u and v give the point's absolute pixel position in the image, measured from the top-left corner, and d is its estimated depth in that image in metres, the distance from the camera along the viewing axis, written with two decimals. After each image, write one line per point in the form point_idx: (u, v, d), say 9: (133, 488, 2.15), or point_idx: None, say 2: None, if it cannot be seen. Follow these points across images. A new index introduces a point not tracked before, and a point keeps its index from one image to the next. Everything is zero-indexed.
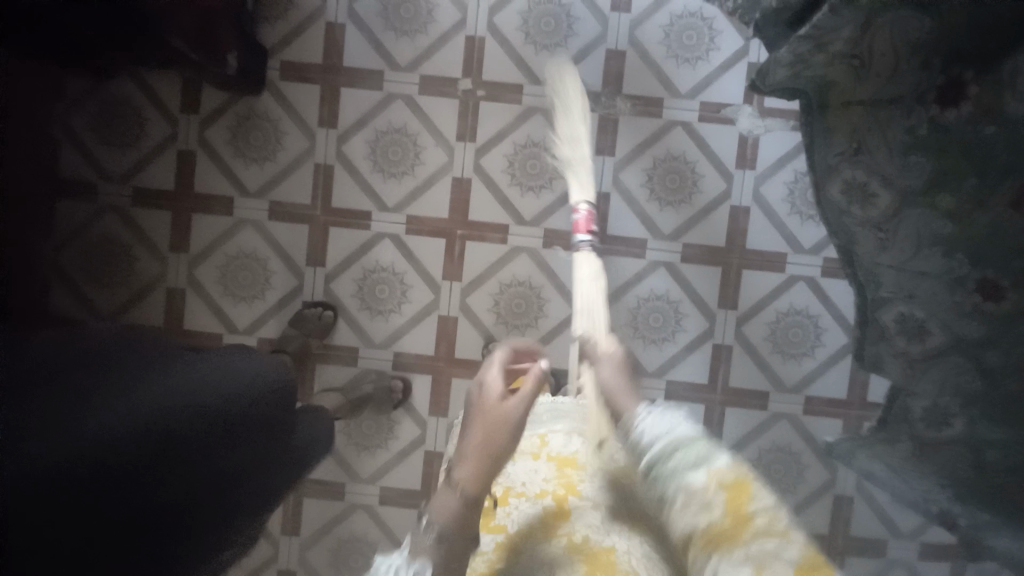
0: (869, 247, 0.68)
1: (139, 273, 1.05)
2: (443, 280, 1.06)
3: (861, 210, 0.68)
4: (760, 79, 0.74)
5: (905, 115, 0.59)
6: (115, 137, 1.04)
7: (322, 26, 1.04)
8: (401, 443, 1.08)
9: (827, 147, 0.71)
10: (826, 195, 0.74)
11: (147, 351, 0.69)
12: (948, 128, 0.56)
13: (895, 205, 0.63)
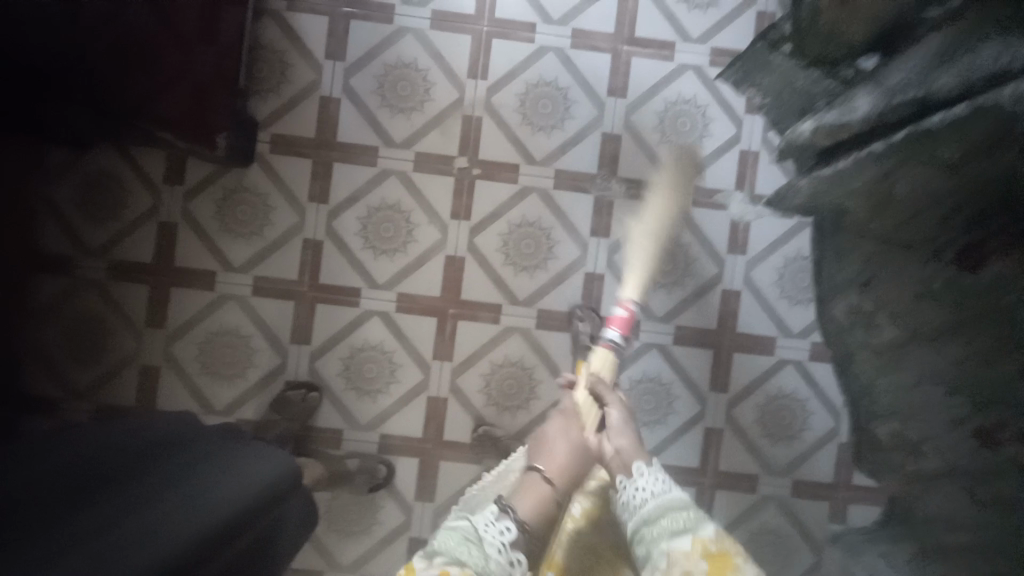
0: (870, 364, 0.66)
1: (114, 351, 1.01)
2: (433, 359, 1.03)
3: (865, 332, 0.65)
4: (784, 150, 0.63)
5: (920, 264, 0.53)
6: (96, 209, 1.00)
7: (317, 101, 1.02)
8: (384, 530, 1.02)
9: (838, 269, 0.67)
10: (831, 312, 0.72)
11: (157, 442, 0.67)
12: (963, 289, 0.48)
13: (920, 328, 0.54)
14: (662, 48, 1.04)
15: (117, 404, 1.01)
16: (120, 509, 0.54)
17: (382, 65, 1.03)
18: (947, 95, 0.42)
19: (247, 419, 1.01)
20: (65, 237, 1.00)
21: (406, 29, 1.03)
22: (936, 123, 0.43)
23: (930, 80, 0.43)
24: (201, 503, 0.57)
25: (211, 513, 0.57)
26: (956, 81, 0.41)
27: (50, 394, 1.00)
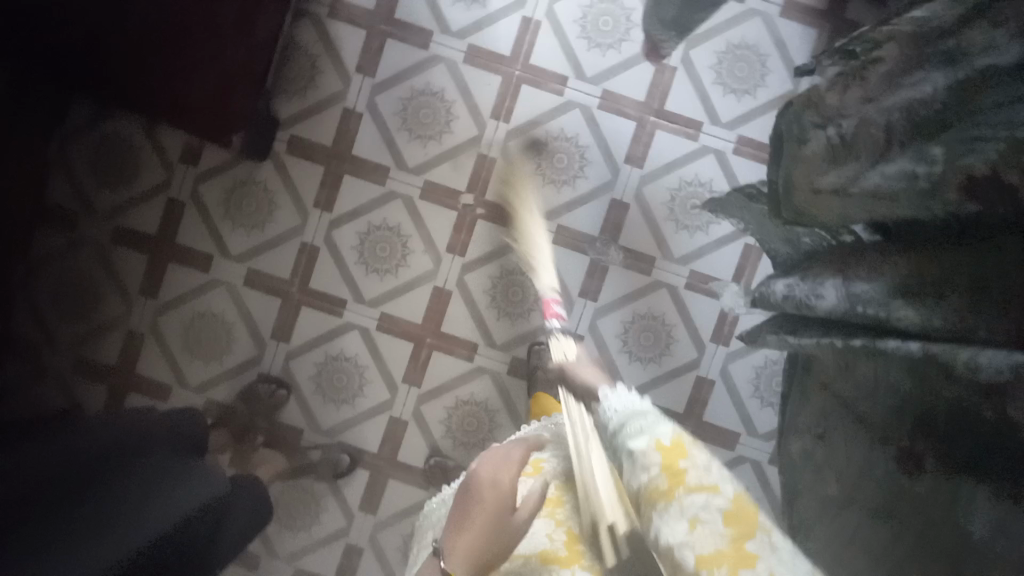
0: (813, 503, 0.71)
1: (103, 311, 1.06)
2: (402, 382, 1.06)
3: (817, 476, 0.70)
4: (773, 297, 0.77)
5: (878, 444, 0.57)
6: (111, 175, 1.05)
7: (340, 112, 1.04)
8: (323, 532, 1.06)
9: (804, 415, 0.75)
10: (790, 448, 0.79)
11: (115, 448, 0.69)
12: (916, 490, 0.52)
13: (833, 495, 0.65)
14: (688, 126, 1.04)
15: (98, 361, 1.06)
16: (109, 508, 0.61)
17: (409, 89, 1.04)
18: (905, 327, 0.49)
19: (216, 401, 1.05)
20: (78, 196, 1.05)
21: (440, 59, 1.03)
22: (890, 347, 0.51)
23: (892, 307, 0.51)
24: (168, 509, 0.64)
25: (178, 512, 0.65)
26: (915, 320, 0.48)
27: (36, 339, 1.05)
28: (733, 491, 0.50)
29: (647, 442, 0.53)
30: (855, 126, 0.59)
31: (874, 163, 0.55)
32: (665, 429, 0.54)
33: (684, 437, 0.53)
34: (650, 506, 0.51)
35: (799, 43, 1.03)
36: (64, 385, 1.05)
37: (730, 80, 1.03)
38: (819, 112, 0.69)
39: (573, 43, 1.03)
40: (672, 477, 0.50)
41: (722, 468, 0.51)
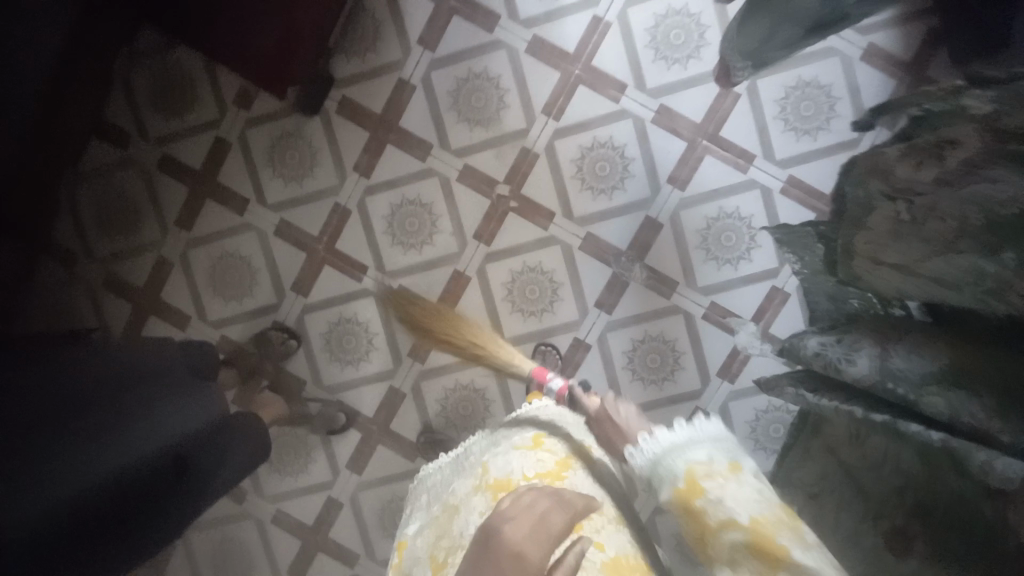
0: None
1: (139, 234, 1.10)
2: (407, 355, 1.09)
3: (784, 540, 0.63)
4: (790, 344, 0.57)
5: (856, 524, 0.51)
6: (166, 103, 1.07)
7: (394, 81, 1.04)
8: (309, 481, 1.11)
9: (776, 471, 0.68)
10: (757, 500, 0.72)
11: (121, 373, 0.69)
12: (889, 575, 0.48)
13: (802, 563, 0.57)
14: (739, 157, 1.01)
15: (127, 280, 1.11)
16: (106, 430, 0.64)
17: (467, 70, 1.03)
18: (929, 413, 0.41)
19: (230, 339, 1.10)
20: (134, 118, 1.08)
21: (503, 45, 1.02)
22: (912, 431, 0.42)
23: (924, 390, 0.42)
24: (161, 435, 0.69)
25: (172, 435, 0.70)
26: (943, 408, 0.40)
27: (74, 248, 1.10)
28: (751, 516, 0.51)
29: (669, 492, 0.60)
30: (934, 203, 0.42)
31: (900, 230, 0.45)
32: (692, 468, 0.60)
33: (700, 470, 0.59)
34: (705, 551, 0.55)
35: (874, 93, 1.00)
36: (93, 296, 1.11)
37: (794, 118, 1.01)
38: (886, 184, 0.46)
39: (640, 52, 1.01)
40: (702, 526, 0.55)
41: (749, 497, 0.53)
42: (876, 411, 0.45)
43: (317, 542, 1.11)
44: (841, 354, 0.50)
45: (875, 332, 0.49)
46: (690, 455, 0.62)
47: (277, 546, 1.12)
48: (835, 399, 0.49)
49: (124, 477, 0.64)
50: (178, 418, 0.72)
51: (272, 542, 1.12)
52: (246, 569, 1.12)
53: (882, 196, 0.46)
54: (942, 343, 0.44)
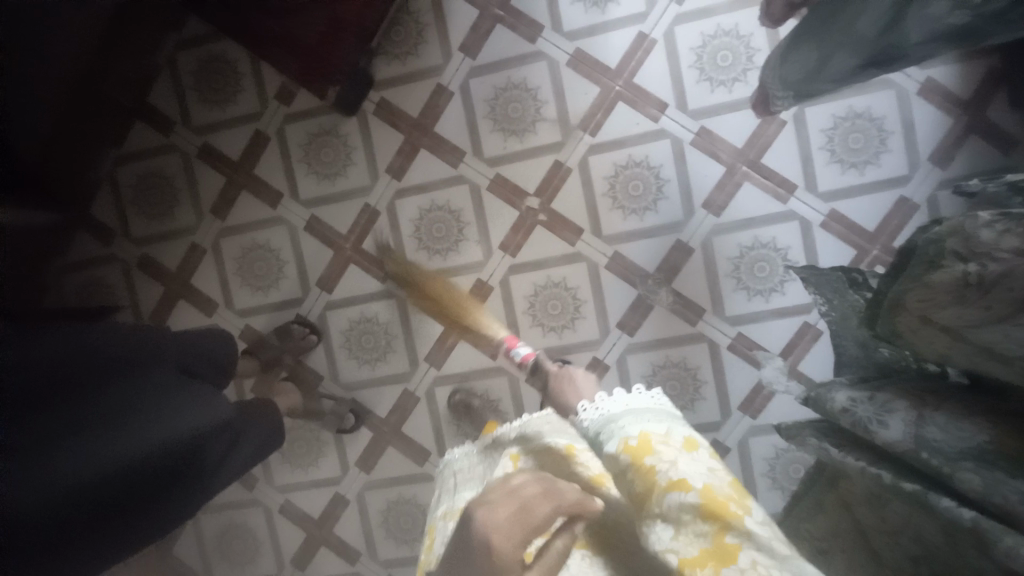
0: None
1: (175, 218, 1.13)
2: (424, 360, 1.09)
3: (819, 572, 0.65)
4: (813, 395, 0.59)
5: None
6: (210, 93, 1.10)
7: (432, 86, 1.04)
8: (318, 474, 1.12)
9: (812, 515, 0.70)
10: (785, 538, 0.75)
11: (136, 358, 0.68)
12: None
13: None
14: (779, 186, 0.98)
15: (160, 262, 1.14)
16: (112, 413, 0.62)
17: (505, 80, 1.02)
18: (964, 490, 0.43)
19: (253, 329, 1.12)
20: (178, 106, 1.11)
21: (543, 56, 1.01)
22: (943, 504, 0.44)
23: (958, 465, 0.44)
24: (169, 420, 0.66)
25: (185, 428, 0.68)
26: (978, 487, 0.42)
27: (113, 227, 1.14)
28: (703, 483, 0.46)
29: (617, 445, 0.54)
30: (1012, 270, 0.38)
31: (964, 294, 0.41)
32: (632, 432, 0.54)
33: (650, 436, 0.52)
34: (642, 520, 0.50)
35: (930, 129, 0.95)
36: (128, 276, 1.14)
37: (842, 150, 0.97)
38: (963, 246, 0.41)
39: (683, 72, 0.98)
40: (644, 480, 0.49)
41: (698, 470, 0.48)
42: (906, 479, 0.47)
43: (321, 536, 1.13)
44: (871, 413, 0.51)
45: (907, 394, 0.51)
46: (652, 420, 0.55)
47: (283, 534, 1.14)
48: (861, 463, 0.51)
49: (127, 468, 0.61)
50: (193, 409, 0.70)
51: (279, 531, 1.14)
52: (252, 554, 1.15)
53: (954, 255, 0.42)
54: (977, 416, 0.46)
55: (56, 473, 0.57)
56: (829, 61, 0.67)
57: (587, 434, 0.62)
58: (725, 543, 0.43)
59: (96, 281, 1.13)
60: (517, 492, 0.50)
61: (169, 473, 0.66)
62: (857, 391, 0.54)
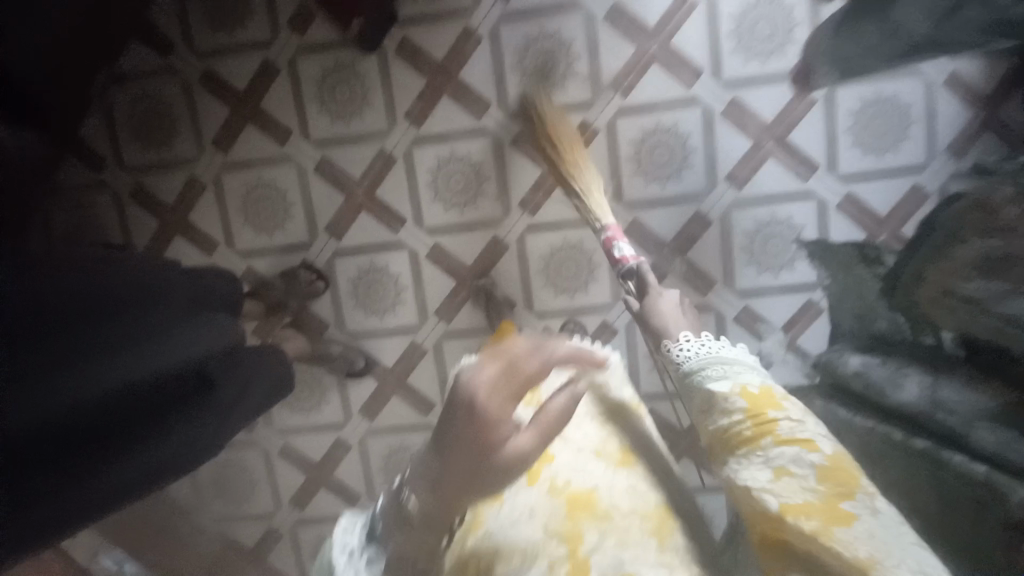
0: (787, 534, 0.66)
1: (173, 148, 1.06)
2: (433, 313, 1.07)
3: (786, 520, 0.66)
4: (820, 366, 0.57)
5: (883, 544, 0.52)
6: (217, 12, 1.01)
7: (460, 28, 0.99)
8: (319, 422, 1.12)
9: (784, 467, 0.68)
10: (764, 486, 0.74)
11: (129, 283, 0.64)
12: None
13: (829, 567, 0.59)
14: (802, 164, 0.99)
15: (155, 195, 1.07)
16: (137, 327, 0.60)
17: (538, 29, 0.98)
18: None
19: (256, 271, 1.08)
20: (179, 24, 1.02)
21: (580, 6, 0.97)
22: None
23: None
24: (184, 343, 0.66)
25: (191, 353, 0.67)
26: None
27: (105, 153, 1.06)
28: (831, 449, 0.53)
29: (732, 387, 0.59)
30: None
31: None
32: (752, 380, 0.60)
33: (772, 390, 0.59)
34: (732, 454, 0.57)
35: (950, 120, 0.96)
36: (120, 207, 1.07)
37: (864, 134, 0.97)
38: None
39: (721, 39, 0.96)
40: (760, 428, 0.56)
41: (818, 428, 0.56)
42: None
43: (320, 482, 1.13)
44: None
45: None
46: (757, 374, 0.61)
47: (280, 478, 1.14)
48: None
49: (142, 385, 0.58)
50: (194, 337, 0.69)
51: (277, 474, 1.14)
52: (247, 497, 1.14)
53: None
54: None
55: (87, 379, 0.52)
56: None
57: (683, 369, 0.65)
58: (841, 507, 0.50)
59: None
60: (505, 355, 0.53)
61: (170, 398, 0.63)
62: None
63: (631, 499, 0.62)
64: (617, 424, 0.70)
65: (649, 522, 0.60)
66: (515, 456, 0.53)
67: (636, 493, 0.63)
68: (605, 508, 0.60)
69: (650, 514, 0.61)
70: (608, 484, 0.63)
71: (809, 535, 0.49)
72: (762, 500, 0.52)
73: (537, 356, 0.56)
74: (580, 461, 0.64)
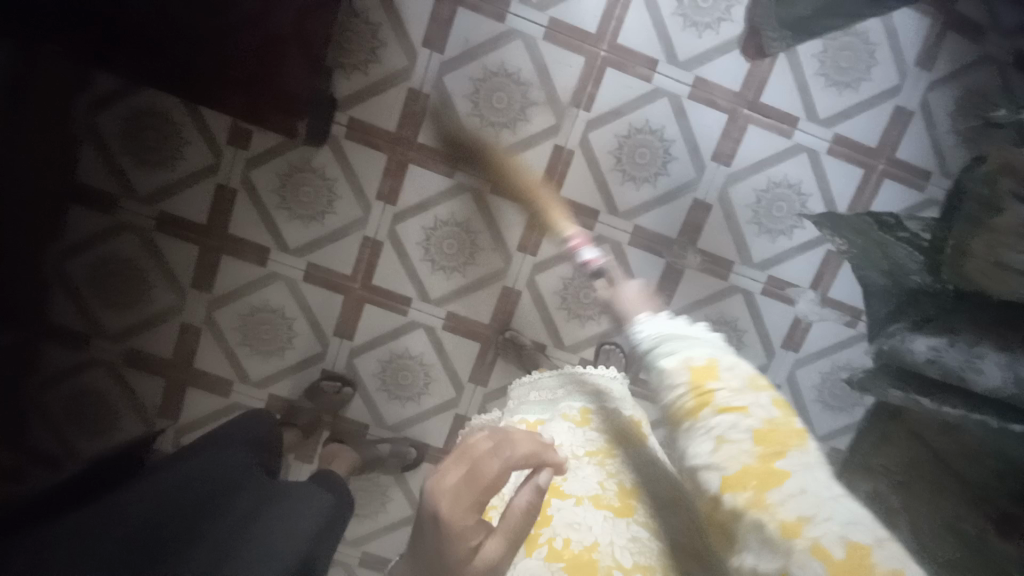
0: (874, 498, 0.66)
1: (153, 302, 1.01)
2: (468, 381, 1.05)
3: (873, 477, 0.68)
4: (886, 351, 0.63)
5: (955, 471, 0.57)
6: (151, 153, 0.95)
7: (404, 92, 0.94)
8: (389, 518, 1.09)
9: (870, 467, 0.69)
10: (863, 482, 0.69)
11: (200, 500, 0.59)
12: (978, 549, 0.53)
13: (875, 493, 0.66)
14: (783, 121, 0.96)
15: (151, 353, 1.02)
16: (219, 545, 0.54)
17: (482, 69, 0.94)
18: None
19: (279, 396, 1.04)
20: (115, 175, 0.96)
21: (517, 35, 0.93)
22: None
23: None
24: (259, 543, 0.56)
25: (293, 540, 0.58)
26: None
27: (84, 328, 1.01)
28: (768, 415, 0.41)
29: (677, 363, 0.45)
30: None
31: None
32: (694, 354, 0.45)
33: (708, 365, 0.43)
34: (675, 427, 0.44)
35: (911, 35, 0.97)
36: (118, 376, 1.02)
37: (833, 71, 0.96)
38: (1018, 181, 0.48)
39: (667, 23, 0.92)
40: (699, 398, 0.43)
41: (756, 401, 0.41)
42: (1013, 421, 0.49)
43: None
44: (960, 360, 0.53)
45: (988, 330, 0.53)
46: (708, 344, 0.46)
47: None
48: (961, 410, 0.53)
49: None
50: (290, 516, 0.61)
51: None
52: None
53: (1011, 196, 0.48)
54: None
55: None
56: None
57: (634, 352, 0.50)
58: (837, 562, 0.33)
59: (86, 388, 1.01)
60: (469, 449, 0.45)
61: None
62: (933, 337, 0.57)
63: (632, 554, 0.52)
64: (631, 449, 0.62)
65: None
66: (485, 569, 0.43)
67: (638, 544, 0.52)
68: (607, 567, 0.51)
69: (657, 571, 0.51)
70: (610, 538, 0.53)
71: (731, 514, 0.38)
72: (697, 470, 0.41)
73: (504, 453, 0.45)
74: (576, 515, 0.55)
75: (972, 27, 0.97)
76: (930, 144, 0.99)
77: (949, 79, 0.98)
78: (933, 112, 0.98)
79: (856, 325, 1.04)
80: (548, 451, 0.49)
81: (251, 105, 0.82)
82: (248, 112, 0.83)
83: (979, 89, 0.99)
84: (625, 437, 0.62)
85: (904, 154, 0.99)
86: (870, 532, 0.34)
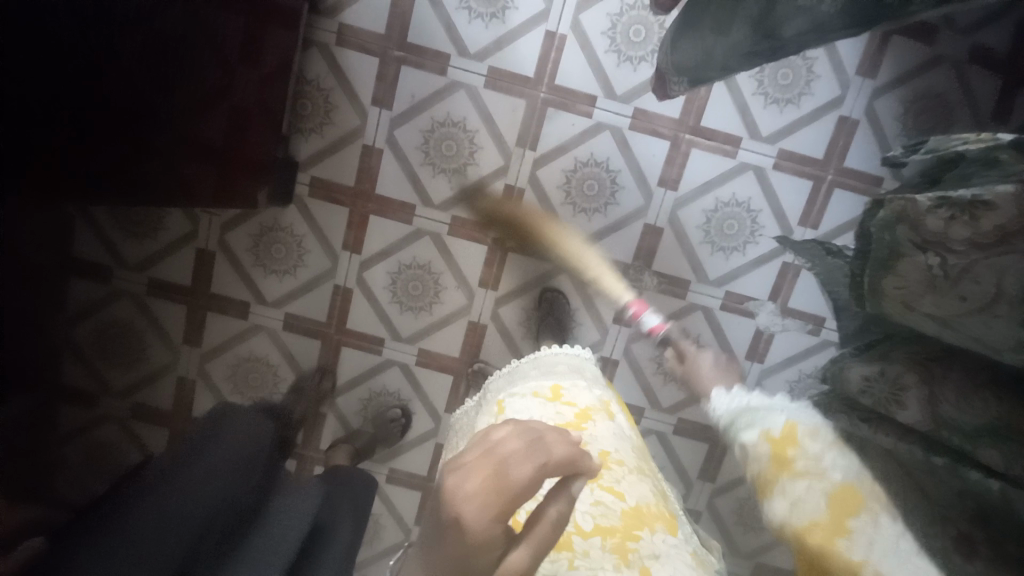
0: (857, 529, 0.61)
1: (150, 360, 1.09)
2: (445, 412, 1.10)
3: None
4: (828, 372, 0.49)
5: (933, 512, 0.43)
6: (136, 226, 1.04)
7: (359, 149, 1.00)
8: (383, 545, 1.16)
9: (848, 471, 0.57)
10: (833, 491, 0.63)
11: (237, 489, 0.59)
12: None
13: None
14: (725, 142, 0.98)
15: None
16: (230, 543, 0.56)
17: (430, 120, 0.99)
18: None
19: None
20: None
21: (459, 85, 0.97)
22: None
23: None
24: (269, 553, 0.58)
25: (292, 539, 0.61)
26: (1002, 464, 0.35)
27: None
28: (843, 475, 0.49)
29: (758, 435, 0.56)
30: (971, 263, 0.36)
31: (935, 282, 0.38)
32: (775, 423, 0.55)
33: (795, 430, 0.52)
34: (762, 491, 0.56)
35: (852, 42, 0.96)
36: None
37: (772, 89, 0.97)
38: (914, 233, 0.39)
39: (602, 59, 0.95)
40: (780, 463, 0.53)
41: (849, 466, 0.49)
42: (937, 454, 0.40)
43: None
44: (886, 390, 0.43)
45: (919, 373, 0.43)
46: (795, 409, 0.54)
47: None
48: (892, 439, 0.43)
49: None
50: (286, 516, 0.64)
51: None
52: None
53: (910, 241, 0.40)
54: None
55: None
56: (728, 35, 0.62)
57: (722, 422, 0.64)
58: (841, 493, 0.49)
59: None
60: (496, 447, 0.39)
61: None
62: (865, 361, 0.45)
63: (593, 517, 0.57)
64: (596, 421, 0.67)
65: (612, 540, 0.56)
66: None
67: (598, 508, 0.58)
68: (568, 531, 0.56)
69: (614, 531, 0.56)
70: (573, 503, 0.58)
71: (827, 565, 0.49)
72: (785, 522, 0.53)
73: (538, 458, 0.39)
74: None
75: (921, 24, 0.95)
76: (882, 149, 0.98)
77: (899, 82, 0.97)
78: (880, 119, 0.98)
79: (820, 333, 1.05)
80: (585, 455, 0.42)
81: (223, 186, 0.88)
82: (219, 197, 0.90)
83: (932, 90, 0.96)
84: (589, 417, 0.68)
85: (853, 163, 0.99)
86: (902, 539, 0.46)
